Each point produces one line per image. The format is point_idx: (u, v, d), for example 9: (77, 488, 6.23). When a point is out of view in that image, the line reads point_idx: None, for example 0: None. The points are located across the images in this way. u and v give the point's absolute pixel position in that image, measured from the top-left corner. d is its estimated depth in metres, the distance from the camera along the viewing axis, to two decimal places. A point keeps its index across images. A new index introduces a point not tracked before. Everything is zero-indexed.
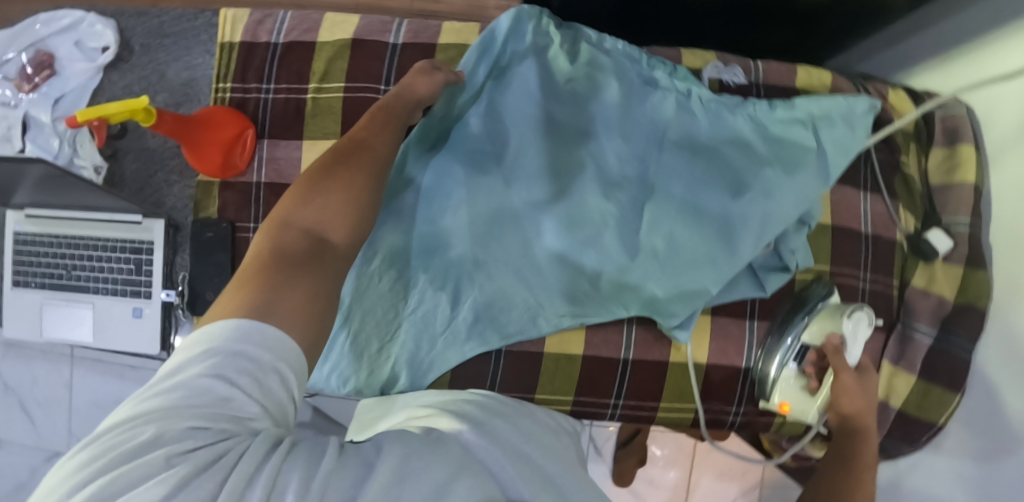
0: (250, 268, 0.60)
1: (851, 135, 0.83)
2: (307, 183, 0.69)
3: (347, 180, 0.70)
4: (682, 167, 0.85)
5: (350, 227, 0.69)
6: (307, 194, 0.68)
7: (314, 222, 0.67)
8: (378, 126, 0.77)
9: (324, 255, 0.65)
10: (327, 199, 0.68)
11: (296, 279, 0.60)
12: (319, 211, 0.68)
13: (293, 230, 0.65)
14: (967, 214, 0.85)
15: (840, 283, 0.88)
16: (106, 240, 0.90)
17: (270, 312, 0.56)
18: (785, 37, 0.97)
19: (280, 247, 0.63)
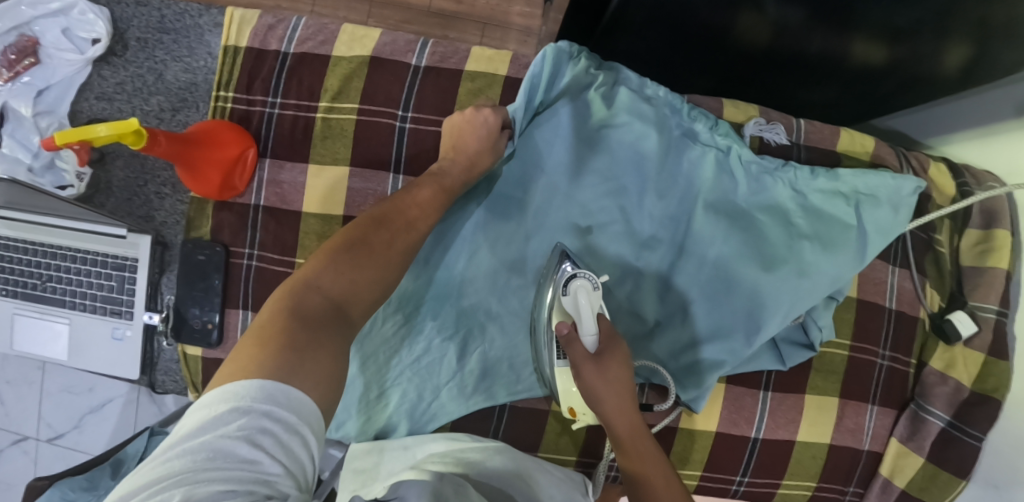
0: (268, 326, 0.54)
1: (893, 218, 0.81)
2: (342, 244, 0.64)
3: (382, 244, 0.65)
4: (716, 233, 0.82)
5: (375, 297, 0.64)
6: (342, 251, 0.63)
7: (341, 286, 0.61)
8: (433, 195, 0.73)
9: (343, 324, 0.59)
10: (362, 265, 0.63)
11: (318, 348, 0.54)
12: (348, 277, 0.61)
13: (316, 293, 0.59)
14: (997, 301, 0.83)
15: (857, 359, 0.86)
16: (85, 252, 0.85)
17: (296, 372, 0.51)
18: (829, 93, 0.92)
19: (301, 309, 0.57)
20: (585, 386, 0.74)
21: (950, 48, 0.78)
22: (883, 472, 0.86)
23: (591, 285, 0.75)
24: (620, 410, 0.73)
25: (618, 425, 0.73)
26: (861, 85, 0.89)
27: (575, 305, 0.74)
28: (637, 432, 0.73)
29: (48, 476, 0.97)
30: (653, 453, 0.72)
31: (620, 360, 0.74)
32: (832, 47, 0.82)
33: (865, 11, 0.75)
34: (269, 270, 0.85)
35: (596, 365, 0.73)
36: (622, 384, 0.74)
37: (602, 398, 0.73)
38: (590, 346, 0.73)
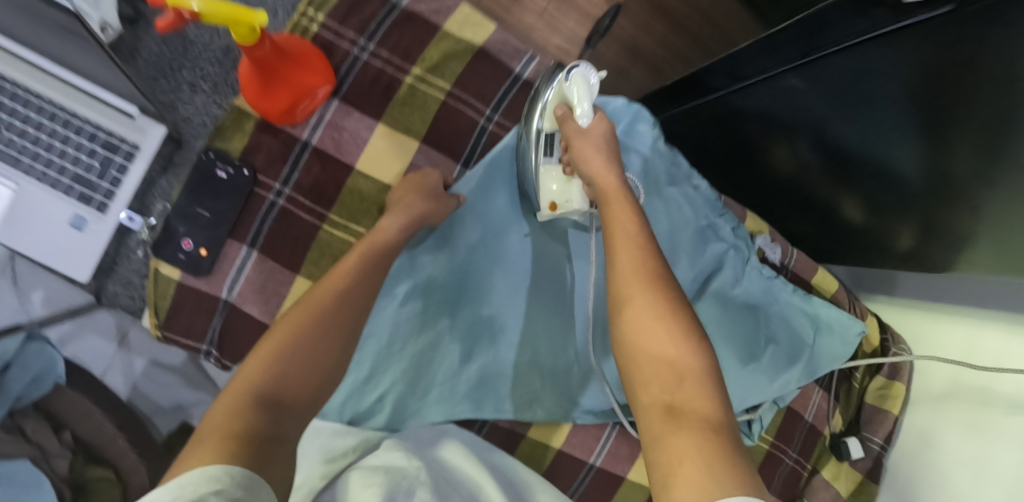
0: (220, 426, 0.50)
1: (840, 348, 0.93)
2: (284, 338, 0.58)
3: (335, 323, 0.61)
4: (712, 317, 0.93)
5: (318, 385, 0.58)
6: (291, 338, 0.58)
7: (279, 385, 0.55)
8: (358, 275, 0.65)
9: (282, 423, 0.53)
10: (300, 361, 0.57)
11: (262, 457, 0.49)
12: (284, 376, 0.56)
13: (254, 394, 0.54)
14: (882, 436, 1.02)
15: (773, 454, 1.00)
16: (73, 116, 0.72)
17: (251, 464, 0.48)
18: (807, 229, 1.08)
19: (237, 415, 0.51)
20: (576, 153, 0.72)
21: (903, 228, 0.90)
22: None
23: (584, 92, 0.74)
24: (606, 169, 0.70)
25: (623, 263, 0.62)
26: (837, 235, 1.03)
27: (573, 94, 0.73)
28: (639, 286, 0.60)
29: None
30: (681, 325, 0.58)
31: (598, 148, 0.71)
32: (830, 197, 0.96)
33: (862, 177, 0.87)
34: (293, 213, 0.77)
35: (580, 137, 0.72)
36: (609, 152, 0.71)
37: (588, 160, 0.70)
38: (583, 126, 0.72)
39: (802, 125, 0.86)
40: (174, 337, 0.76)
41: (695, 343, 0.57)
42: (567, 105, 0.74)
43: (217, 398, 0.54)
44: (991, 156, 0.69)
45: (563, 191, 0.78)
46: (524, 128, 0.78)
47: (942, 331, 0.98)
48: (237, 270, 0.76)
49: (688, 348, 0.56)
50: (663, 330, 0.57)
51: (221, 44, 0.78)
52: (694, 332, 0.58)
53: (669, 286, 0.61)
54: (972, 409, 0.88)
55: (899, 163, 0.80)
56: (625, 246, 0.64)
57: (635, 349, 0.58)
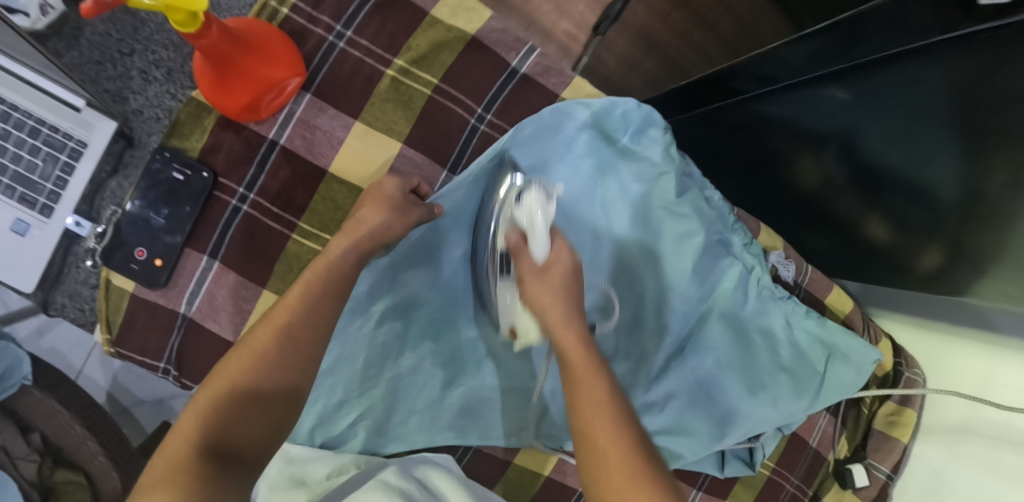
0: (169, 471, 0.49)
1: (855, 377, 0.86)
2: (239, 375, 0.55)
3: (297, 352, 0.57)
4: (719, 343, 0.84)
5: (281, 416, 0.56)
6: (249, 370, 0.55)
7: (232, 431, 0.53)
8: (321, 294, 0.59)
9: (235, 470, 0.51)
10: (258, 404, 0.54)
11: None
12: (241, 419, 0.53)
13: (204, 441, 0.52)
14: (890, 466, 0.95)
15: (773, 481, 0.94)
16: (12, 108, 0.63)
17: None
18: (825, 248, 0.98)
19: (182, 467, 0.49)
20: (532, 298, 0.62)
21: (927, 250, 0.82)
22: None
23: (546, 198, 0.67)
24: (567, 322, 0.60)
25: (573, 357, 0.58)
26: (856, 255, 0.94)
27: (529, 217, 0.65)
28: (605, 426, 0.54)
29: None
30: (652, 476, 0.52)
31: (556, 294, 0.61)
32: (851, 215, 0.87)
33: (890, 194, 0.79)
34: (260, 221, 0.70)
35: (537, 280, 0.62)
36: (567, 293, 0.62)
37: (545, 310, 0.61)
38: (539, 261, 0.63)
39: (831, 136, 0.77)
40: (129, 355, 0.69)
41: (661, 484, 0.52)
42: (520, 230, 0.66)
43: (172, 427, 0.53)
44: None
45: (522, 319, 0.71)
46: (496, 191, 0.70)
47: (964, 363, 0.91)
48: (196, 283, 0.69)
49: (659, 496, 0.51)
50: (626, 475, 0.52)
51: (177, 26, 0.68)
52: (663, 482, 0.52)
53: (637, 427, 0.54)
54: (999, 453, 0.82)
55: (930, 181, 0.71)
56: (589, 381, 0.56)
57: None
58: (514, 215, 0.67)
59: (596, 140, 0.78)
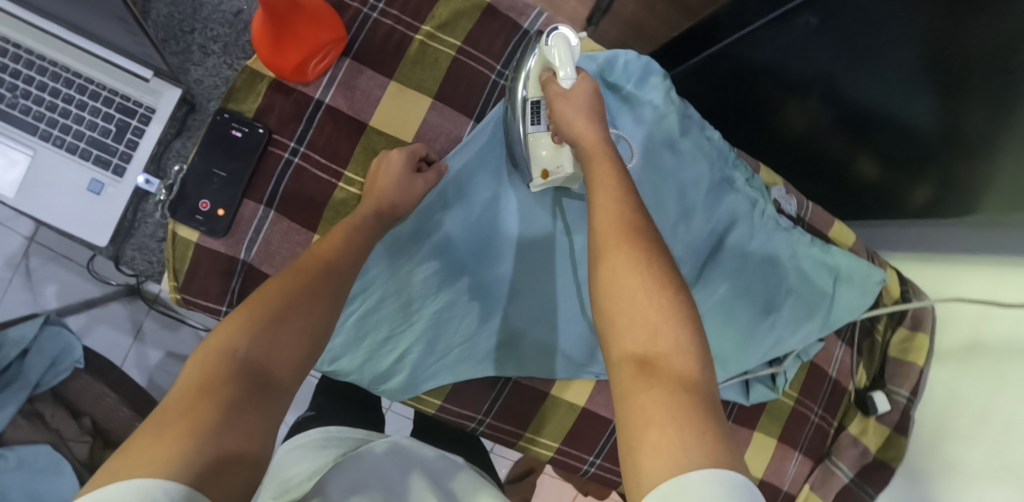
0: (193, 402, 0.49)
1: (860, 299, 0.92)
2: (264, 304, 0.58)
3: (307, 311, 0.60)
4: (730, 271, 0.91)
5: (299, 358, 0.58)
6: (265, 320, 0.57)
7: (263, 355, 0.55)
8: (352, 246, 0.69)
9: (265, 393, 0.53)
10: (288, 328, 0.58)
11: (229, 429, 0.49)
12: (269, 343, 0.56)
13: (235, 362, 0.53)
14: (908, 389, 1.00)
15: (797, 411, 1.00)
16: (88, 81, 0.73)
17: (223, 444, 0.48)
18: (820, 190, 1.08)
19: (214, 386, 0.51)
20: (559, 118, 0.67)
21: (918, 185, 0.91)
22: None
23: (571, 42, 0.73)
24: (590, 127, 0.65)
25: (582, 141, 0.65)
26: (848, 192, 1.03)
27: (554, 56, 0.72)
28: (621, 249, 0.55)
29: None
30: (666, 292, 0.53)
31: (580, 109, 0.66)
32: (843, 155, 0.96)
33: (876, 134, 0.88)
34: (309, 171, 0.77)
35: (564, 99, 0.67)
36: (591, 111, 0.66)
37: (568, 121, 0.66)
38: (565, 88, 0.69)
39: (813, 81, 0.87)
40: (193, 300, 0.75)
41: (672, 291, 0.53)
42: (550, 69, 0.72)
43: (189, 363, 0.53)
44: (1006, 108, 0.73)
45: (555, 157, 0.75)
46: (511, 96, 0.78)
47: (965, 280, 0.95)
48: (254, 230, 0.76)
49: (668, 313, 0.52)
50: (639, 289, 0.53)
51: (231, 6, 0.77)
52: (674, 290, 0.53)
53: (661, 253, 0.55)
54: (1001, 357, 0.87)
55: (904, 114, 0.83)
56: (603, 180, 0.60)
57: (616, 329, 0.53)
58: (542, 132, 0.75)
59: (602, 88, 0.85)
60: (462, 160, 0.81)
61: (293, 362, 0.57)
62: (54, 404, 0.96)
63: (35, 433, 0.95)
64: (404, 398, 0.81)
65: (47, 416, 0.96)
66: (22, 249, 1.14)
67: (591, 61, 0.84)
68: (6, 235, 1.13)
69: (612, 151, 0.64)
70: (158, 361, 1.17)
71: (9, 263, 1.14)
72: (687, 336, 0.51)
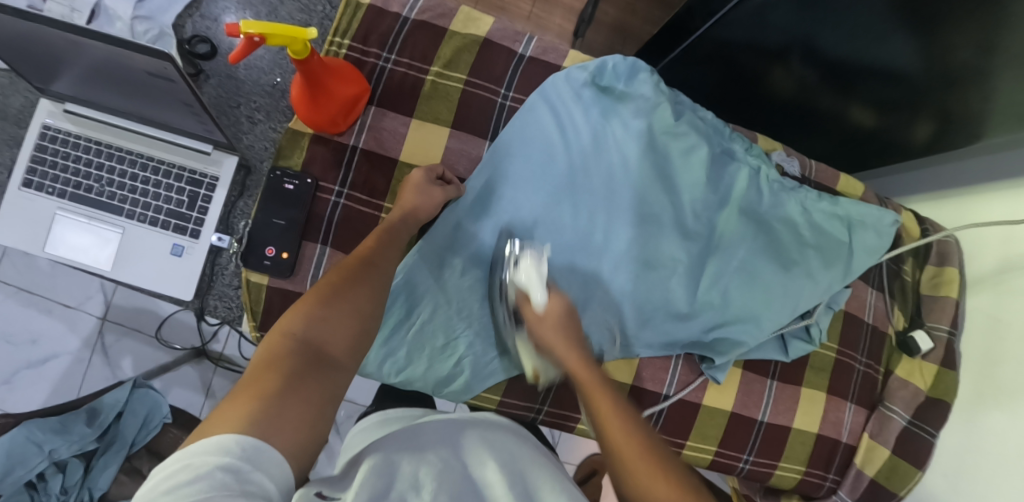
0: (259, 375, 0.58)
1: (877, 241, 0.99)
2: (320, 291, 0.68)
3: (355, 299, 0.68)
4: (747, 236, 0.98)
5: (353, 337, 0.66)
6: (319, 308, 0.66)
7: (319, 333, 0.64)
8: (383, 242, 0.77)
9: (322, 365, 0.62)
10: (338, 310, 0.66)
11: (291, 396, 0.58)
12: (323, 324, 0.65)
13: (294, 341, 0.62)
14: (948, 322, 1.03)
15: (842, 361, 1.04)
16: (160, 163, 0.86)
17: (282, 409, 0.56)
18: (822, 147, 1.14)
19: (278, 361, 0.60)
20: (543, 339, 0.80)
21: (917, 123, 0.96)
22: (857, 462, 1.03)
23: (538, 260, 0.85)
24: (570, 351, 0.77)
25: (567, 361, 0.77)
26: (847, 144, 1.09)
27: (526, 278, 0.83)
28: (622, 410, 0.71)
29: (13, 415, 0.99)
30: (654, 456, 0.67)
31: (557, 328, 0.80)
32: (837, 109, 1.02)
33: (865, 85, 0.94)
34: (355, 209, 0.88)
35: (540, 325, 0.80)
36: (570, 336, 0.79)
37: (553, 347, 0.79)
38: (540, 308, 0.81)
39: (792, 48, 0.94)
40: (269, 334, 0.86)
41: (693, 495, 0.65)
42: (523, 290, 0.83)
43: (259, 344, 0.63)
44: (997, 47, 0.79)
45: (529, 280, 0.83)
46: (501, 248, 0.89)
47: (989, 208, 0.98)
48: (315, 267, 0.87)
49: (665, 481, 0.65)
50: (643, 466, 0.66)
51: (268, 79, 0.91)
52: (690, 489, 0.65)
53: (649, 435, 0.69)
54: None
55: (891, 63, 0.88)
56: (608, 414, 0.71)
57: (625, 465, 0.67)
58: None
59: (594, 88, 0.95)
60: (485, 174, 0.91)
61: (348, 342, 0.66)
62: (151, 460, 1.06)
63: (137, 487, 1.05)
64: (464, 398, 0.89)
65: (145, 471, 1.05)
66: (97, 328, 1.28)
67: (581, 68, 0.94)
68: (83, 318, 1.28)
69: (599, 369, 0.76)
70: None
71: (89, 344, 1.28)
72: (689, 501, 0.64)
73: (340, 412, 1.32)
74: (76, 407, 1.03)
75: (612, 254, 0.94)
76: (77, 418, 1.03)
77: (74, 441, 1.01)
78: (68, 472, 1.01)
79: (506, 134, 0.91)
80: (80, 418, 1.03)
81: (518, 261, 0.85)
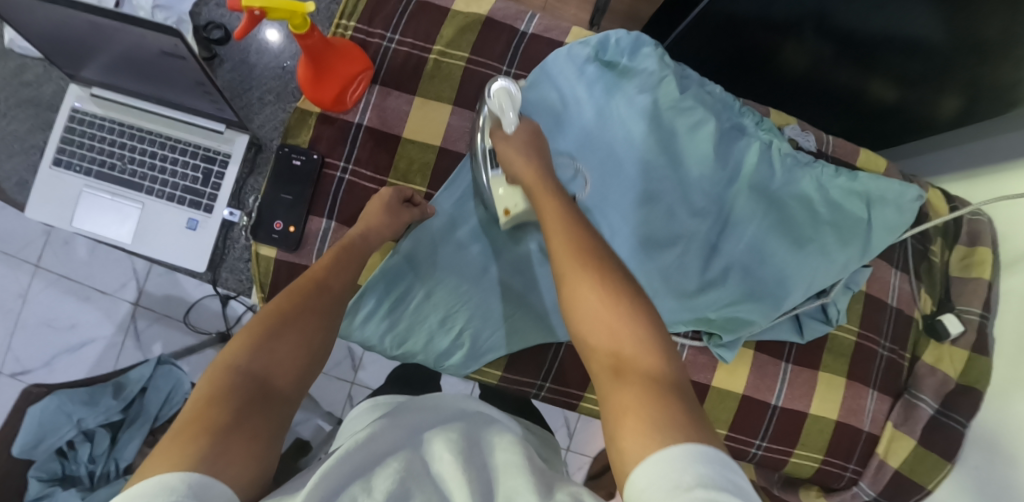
0: (203, 409, 0.61)
1: (898, 217, 0.94)
2: (261, 326, 0.70)
3: (299, 330, 0.72)
4: (757, 212, 0.95)
5: (297, 368, 0.69)
6: (263, 339, 0.69)
7: (262, 367, 0.67)
8: (340, 264, 0.80)
9: (266, 397, 0.65)
10: (282, 342, 0.69)
11: (236, 429, 0.60)
12: (269, 356, 0.68)
13: (237, 374, 0.65)
14: (980, 305, 0.97)
15: (863, 345, 0.99)
16: (177, 141, 0.90)
17: (229, 440, 0.58)
18: (842, 124, 1.10)
19: (221, 395, 0.62)
20: (502, 156, 0.80)
21: (944, 97, 0.93)
22: (879, 451, 0.98)
23: (511, 92, 0.85)
24: (530, 166, 0.76)
25: (525, 178, 0.76)
26: (866, 122, 1.06)
27: (498, 106, 0.83)
28: (575, 258, 0.61)
29: (47, 385, 1.06)
30: (624, 302, 0.58)
31: (519, 148, 0.79)
32: (854, 81, 0.98)
33: (884, 56, 0.91)
34: (359, 185, 0.90)
35: (505, 141, 0.80)
36: (529, 150, 0.78)
37: (513, 162, 0.78)
38: (509, 130, 0.81)
39: (802, 18, 0.91)
40: None
41: (633, 309, 0.58)
42: (495, 118, 0.84)
43: (202, 377, 0.65)
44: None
45: (510, 195, 0.85)
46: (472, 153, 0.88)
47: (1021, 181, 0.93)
48: (321, 240, 0.89)
49: (620, 315, 0.58)
50: (597, 299, 0.59)
51: (277, 62, 0.94)
52: (633, 308, 0.58)
53: (605, 258, 0.62)
54: None
55: (914, 32, 0.85)
56: (552, 204, 0.70)
57: (580, 316, 0.59)
58: (487, 111, 0.85)
59: (597, 63, 0.93)
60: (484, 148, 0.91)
61: (292, 374, 0.69)
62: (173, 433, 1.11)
63: None
64: (468, 370, 0.89)
65: None
66: (130, 313, 1.35)
67: (583, 42, 0.93)
68: (116, 304, 1.35)
69: (551, 179, 0.75)
70: None
71: (123, 328, 1.35)
72: (632, 316, 0.58)
73: (357, 398, 1.34)
74: (105, 379, 1.10)
75: (616, 230, 0.93)
76: (104, 391, 1.08)
77: (101, 412, 1.07)
78: (95, 441, 1.06)
79: None
80: (106, 391, 1.09)
81: (490, 86, 0.86)
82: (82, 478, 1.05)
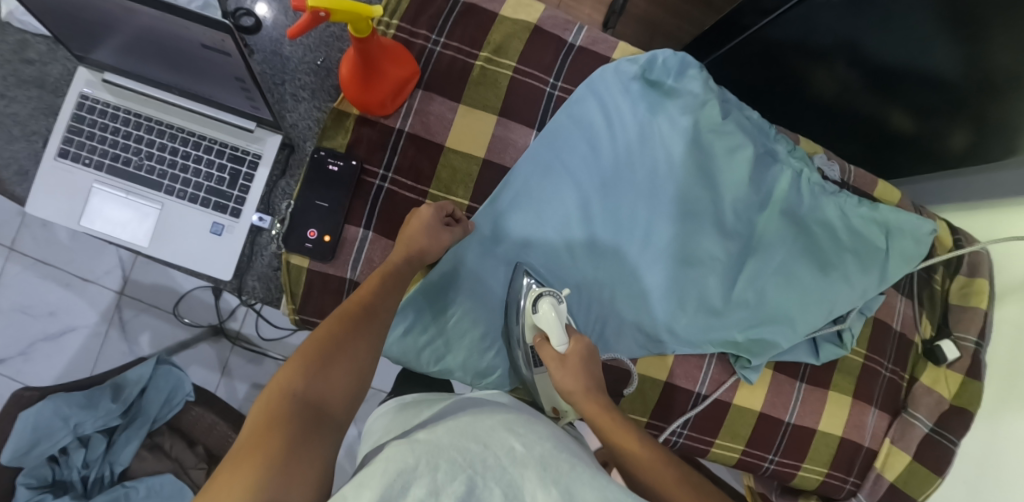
0: (260, 439, 0.58)
1: (915, 247, 0.98)
2: (312, 348, 0.67)
3: (352, 351, 0.68)
4: (785, 237, 0.98)
5: (350, 394, 0.66)
6: (316, 363, 0.66)
7: (317, 391, 0.64)
8: (385, 286, 0.76)
9: (322, 426, 0.62)
10: (336, 366, 0.66)
11: (295, 462, 0.57)
12: (323, 380, 0.65)
13: (294, 401, 0.62)
14: (976, 333, 1.04)
15: (870, 366, 1.05)
16: (201, 138, 0.83)
17: (288, 473, 0.56)
18: (860, 152, 1.14)
19: (278, 422, 0.59)
20: (561, 385, 0.78)
21: (955, 131, 0.96)
22: (878, 465, 1.04)
23: (556, 301, 0.82)
24: (590, 397, 0.77)
25: (585, 408, 0.77)
26: (882, 151, 1.09)
27: (548, 320, 0.80)
28: (628, 435, 0.75)
29: (37, 389, 0.98)
30: (676, 470, 0.73)
31: (577, 375, 0.78)
32: (879, 115, 1.01)
33: (904, 91, 0.93)
34: (400, 194, 0.87)
35: (561, 367, 0.79)
36: (588, 377, 0.79)
37: (571, 391, 0.78)
38: (562, 350, 0.79)
39: (837, 50, 0.93)
40: (311, 319, 0.85)
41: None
42: (541, 333, 0.81)
43: (257, 401, 0.62)
44: None
45: (562, 403, 0.83)
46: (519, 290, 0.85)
47: None
48: (357, 251, 0.86)
49: (675, 482, 0.72)
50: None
51: (313, 57, 0.88)
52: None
53: (688, 481, 0.73)
54: None
55: (933, 67, 0.87)
56: (621, 431, 0.75)
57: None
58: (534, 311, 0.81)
59: (642, 82, 0.93)
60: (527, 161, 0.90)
61: (345, 398, 0.66)
62: (173, 436, 1.06)
63: (159, 464, 1.04)
64: (508, 386, 0.89)
65: (166, 447, 1.06)
66: (114, 302, 1.26)
67: (630, 59, 0.92)
68: (98, 291, 1.26)
69: (616, 412, 0.78)
70: (247, 393, 1.27)
71: (106, 318, 1.26)
72: None
73: None
74: (100, 381, 1.03)
75: (653, 250, 0.94)
76: (102, 393, 1.02)
77: (99, 417, 1.00)
78: (89, 447, 1.01)
79: (554, 125, 0.90)
80: (105, 394, 1.02)
81: (543, 297, 0.81)
82: (74, 484, 1.00)
